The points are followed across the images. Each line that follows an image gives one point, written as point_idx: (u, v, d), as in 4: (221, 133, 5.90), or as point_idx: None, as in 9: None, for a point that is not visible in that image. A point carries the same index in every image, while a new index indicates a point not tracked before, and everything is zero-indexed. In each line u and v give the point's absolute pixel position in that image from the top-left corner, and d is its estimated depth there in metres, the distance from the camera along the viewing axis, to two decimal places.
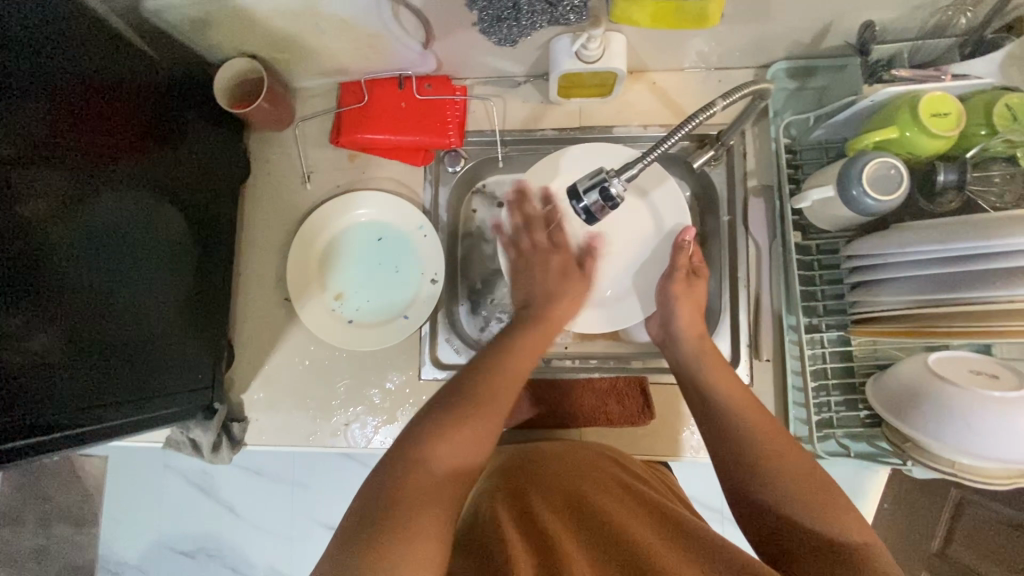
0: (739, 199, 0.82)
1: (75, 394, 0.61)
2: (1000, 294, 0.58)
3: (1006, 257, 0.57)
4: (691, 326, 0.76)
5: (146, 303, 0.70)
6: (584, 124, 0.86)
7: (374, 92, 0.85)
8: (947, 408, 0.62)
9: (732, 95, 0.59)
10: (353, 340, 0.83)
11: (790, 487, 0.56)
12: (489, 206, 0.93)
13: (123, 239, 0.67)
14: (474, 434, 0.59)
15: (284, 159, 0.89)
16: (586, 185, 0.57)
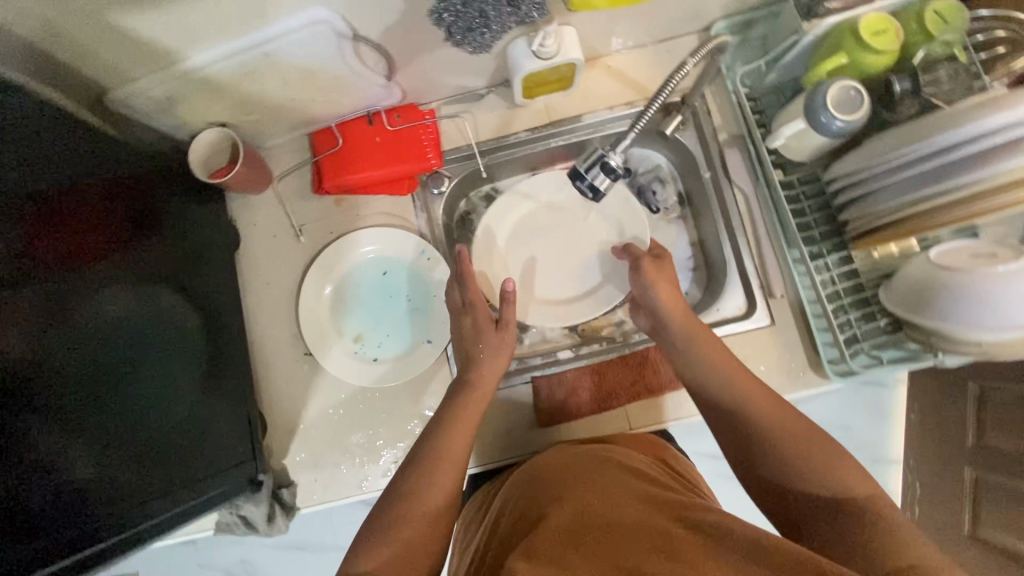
0: (716, 154, 0.86)
1: (108, 502, 0.60)
2: (980, 176, 0.60)
3: (973, 144, 0.60)
4: (669, 298, 0.76)
5: (166, 391, 0.69)
6: (553, 119, 0.89)
7: (348, 134, 0.86)
8: (964, 293, 0.65)
9: (699, 52, 0.66)
10: (384, 378, 0.83)
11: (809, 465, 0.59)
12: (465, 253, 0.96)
13: (130, 331, 0.66)
14: (416, 529, 0.61)
15: (272, 218, 0.89)
16: (585, 165, 0.61)
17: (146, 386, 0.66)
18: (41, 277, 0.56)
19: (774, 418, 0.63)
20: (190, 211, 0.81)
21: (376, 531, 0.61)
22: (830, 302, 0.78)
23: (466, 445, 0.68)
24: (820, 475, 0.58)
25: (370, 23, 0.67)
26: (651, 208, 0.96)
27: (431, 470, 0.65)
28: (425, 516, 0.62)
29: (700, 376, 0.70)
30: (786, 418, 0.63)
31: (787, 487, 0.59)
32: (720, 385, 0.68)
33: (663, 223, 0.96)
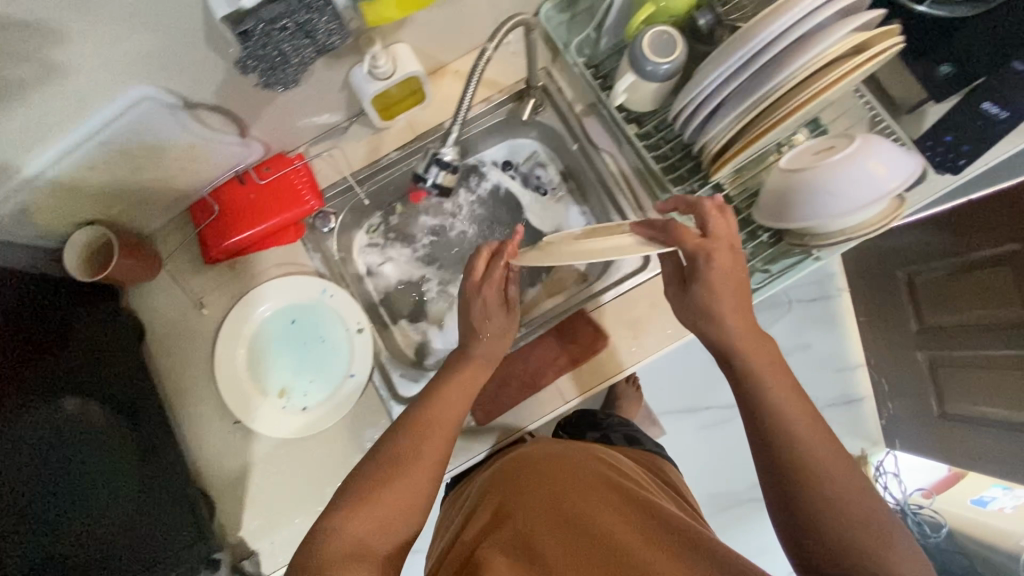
0: (576, 125, 0.90)
1: None
2: (779, 78, 0.66)
3: (767, 50, 0.66)
4: (731, 268, 0.64)
5: (96, 494, 0.71)
6: (418, 134, 0.92)
7: (223, 199, 0.87)
8: (816, 186, 0.69)
9: (496, 33, 0.60)
10: (317, 425, 0.83)
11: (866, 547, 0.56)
12: (375, 279, 0.97)
13: (42, 449, 0.68)
14: (406, 490, 0.64)
15: (170, 298, 0.88)
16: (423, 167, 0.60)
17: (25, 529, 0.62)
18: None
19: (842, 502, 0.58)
20: (89, 308, 0.80)
21: (360, 489, 0.64)
22: None
23: (455, 415, 0.72)
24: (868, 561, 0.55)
25: (198, 89, 0.69)
26: (538, 190, 1.00)
27: (421, 448, 0.68)
28: (405, 491, 0.64)
29: (769, 433, 0.63)
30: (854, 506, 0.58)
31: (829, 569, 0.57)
32: (797, 442, 0.62)
33: (553, 202, 1.00)
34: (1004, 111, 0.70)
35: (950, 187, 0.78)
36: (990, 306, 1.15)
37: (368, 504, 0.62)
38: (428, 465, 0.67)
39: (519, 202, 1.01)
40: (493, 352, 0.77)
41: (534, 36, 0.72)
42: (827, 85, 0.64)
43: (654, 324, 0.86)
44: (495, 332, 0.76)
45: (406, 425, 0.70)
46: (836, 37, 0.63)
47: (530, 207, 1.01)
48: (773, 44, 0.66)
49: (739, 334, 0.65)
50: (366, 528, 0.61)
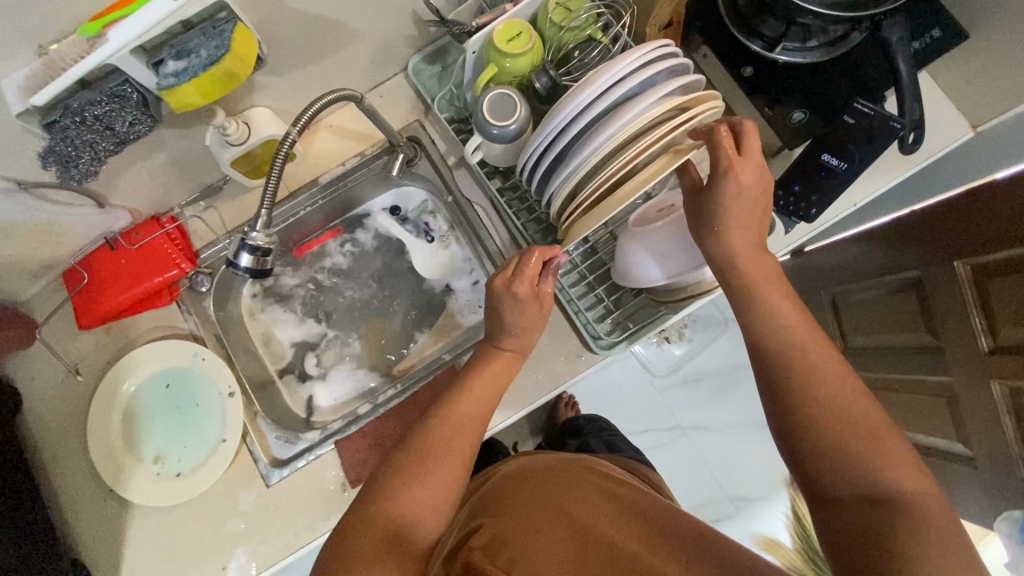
0: (447, 179, 0.91)
1: None
2: (595, 145, 0.67)
3: (581, 119, 0.68)
4: (747, 191, 0.62)
5: None
6: (294, 188, 0.92)
7: (92, 265, 0.86)
8: (637, 258, 0.74)
9: (300, 119, 0.63)
10: (188, 491, 0.82)
11: (857, 450, 0.54)
12: (261, 333, 0.97)
13: None
14: (440, 483, 0.61)
15: (45, 366, 0.88)
16: (232, 252, 0.61)
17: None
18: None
19: (840, 407, 0.56)
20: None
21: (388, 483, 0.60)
22: (575, 287, 0.84)
23: (482, 410, 0.68)
24: (862, 468, 0.53)
25: (34, 176, 0.68)
26: (426, 238, 0.99)
27: (450, 441, 0.64)
28: (444, 482, 0.61)
29: (768, 355, 0.61)
30: (852, 406, 0.56)
31: (831, 486, 0.55)
32: (789, 359, 0.60)
33: (441, 250, 0.99)
34: (843, 162, 0.75)
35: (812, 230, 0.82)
36: (898, 330, 1.15)
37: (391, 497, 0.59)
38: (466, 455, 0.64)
39: (406, 251, 1.00)
40: (526, 335, 0.72)
41: (370, 105, 0.73)
42: (638, 154, 0.65)
43: (526, 377, 0.85)
44: (529, 325, 0.71)
45: (434, 421, 0.66)
46: (644, 107, 0.65)
47: (417, 256, 1.00)
48: (586, 113, 0.67)
49: (743, 247, 0.64)
50: (395, 522, 0.57)
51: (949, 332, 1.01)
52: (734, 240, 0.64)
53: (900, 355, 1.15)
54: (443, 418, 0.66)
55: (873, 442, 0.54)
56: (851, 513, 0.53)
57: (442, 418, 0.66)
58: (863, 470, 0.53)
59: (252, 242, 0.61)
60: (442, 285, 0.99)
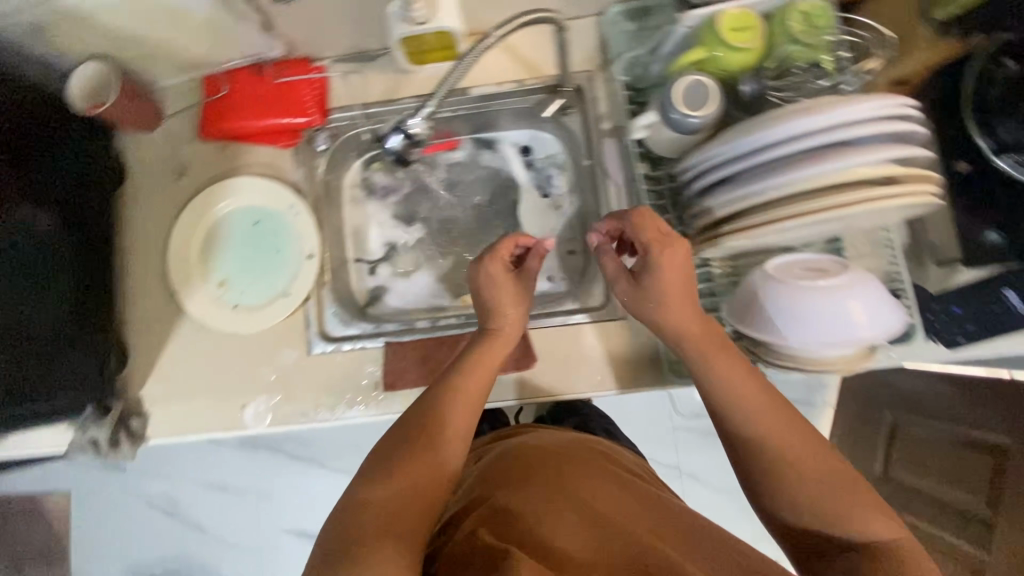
0: (595, 142, 0.85)
1: None
2: (781, 179, 0.61)
3: (779, 145, 0.61)
4: (675, 276, 0.63)
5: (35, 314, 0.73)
6: (442, 87, 0.89)
7: (234, 83, 0.88)
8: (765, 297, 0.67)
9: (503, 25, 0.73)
10: (237, 324, 0.86)
11: (829, 513, 0.55)
12: (353, 210, 0.96)
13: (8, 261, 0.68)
14: (433, 462, 0.63)
15: (159, 156, 0.91)
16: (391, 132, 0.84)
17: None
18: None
19: (806, 470, 0.58)
20: (66, 137, 0.80)
21: (382, 465, 0.62)
22: None
23: (481, 385, 0.70)
24: (834, 518, 0.55)
25: None
26: (541, 190, 0.94)
27: (456, 412, 0.68)
28: (443, 464, 0.63)
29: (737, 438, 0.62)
30: (816, 460, 0.58)
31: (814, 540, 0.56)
32: (750, 429, 0.61)
33: (551, 207, 0.95)
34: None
35: (969, 364, 0.79)
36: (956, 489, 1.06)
37: (397, 473, 0.61)
38: (468, 422, 0.68)
39: (517, 192, 0.96)
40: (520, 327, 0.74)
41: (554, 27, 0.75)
42: (806, 212, 0.60)
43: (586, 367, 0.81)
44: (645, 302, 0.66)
45: (432, 401, 0.69)
46: (857, 161, 0.58)
47: (526, 204, 0.96)
48: (778, 145, 0.61)
49: (691, 328, 0.65)
50: (398, 499, 0.59)
51: (1013, 511, 0.92)
52: (676, 318, 0.64)
53: (942, 510, 1.07)
54: (439, 399, 0.68)
55: (844, 498, 0.56)
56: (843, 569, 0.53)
57: (442, 392, 0.69)
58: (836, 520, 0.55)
59: (406, 130, 0.83)
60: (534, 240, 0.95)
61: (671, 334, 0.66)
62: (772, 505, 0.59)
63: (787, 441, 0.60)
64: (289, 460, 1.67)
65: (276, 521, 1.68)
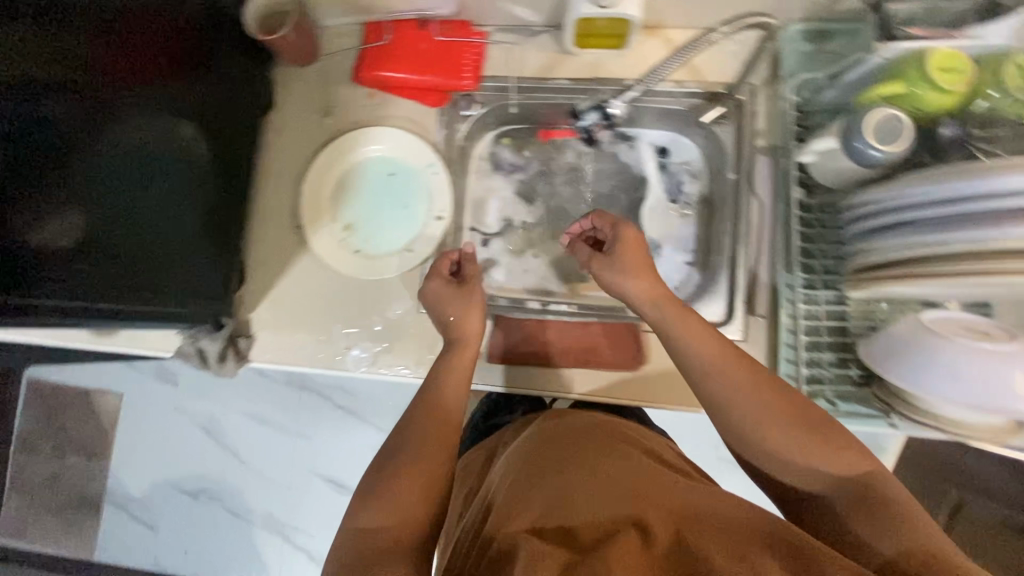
0: (746, 157, 0.83)
1: (94, 284, 0.66)
2: (985, 233, 0.56)
3: (990, 197, 0.56)
4: (638, 261, 0.71)
5: (170, 216, 0.74)
6: (598, 74, 0.88)
7: (398, 34, 0.88)
8: (926, 355, 0.63)
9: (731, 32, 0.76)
10: (358, 269, 0.88)
11: (804, 457, 0.58)
12: (478, 179, 0.96)
13: (146, 156, 0.70)
14: (425, 474, 0.65)
15: (307, 93, 0.92)
16: (587, 108, 0.87)
17: (125, 216, 0.68)
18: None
19: (785, 424, 0.60)
20: (226, 56, 0.82)
21: (376, 488, 0.64)
22: (806, 336, 0.75)
23: (456, 386, 0.75)
24: (815, 461, 0.58)
25: None
26: (672, 195, 0.93)
27: (445, 392, 0.74)
28: (440, 458, 0.67)
29: (723, 424, 0.63)
30: (797, 415, 0.60)
31: (799, 487, 0.60)
32: (726, 406, 0.62)
33: (676, 214, 0.93)
34: None
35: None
36: None
37: (387, 494, 0.63)
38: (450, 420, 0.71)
39: (644, 192, 0.94)
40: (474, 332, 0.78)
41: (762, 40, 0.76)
42: (994, 274, 0.56)
43: None
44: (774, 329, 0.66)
45: (419, 404, 0.73)
46: None
47: (653, 206, 0.94)
48: (985, 198, 0.56)
49: (641, 295, 0.70)
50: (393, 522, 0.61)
51: None
52: (634, 287, 0.71)
53: None
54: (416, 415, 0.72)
55: (821, 441, 0.59)
56: (843, 516, 0.56)
57: (430, 384, 0.75)
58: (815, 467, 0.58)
59: (606, 110, 0.86)
60: (653, 243, 0.93)
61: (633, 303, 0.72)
62: (756, 463, 0.62)
63: (763, 395, 0.61)
64: (330, 410, 1.69)
65: (309, 462, 1.70)
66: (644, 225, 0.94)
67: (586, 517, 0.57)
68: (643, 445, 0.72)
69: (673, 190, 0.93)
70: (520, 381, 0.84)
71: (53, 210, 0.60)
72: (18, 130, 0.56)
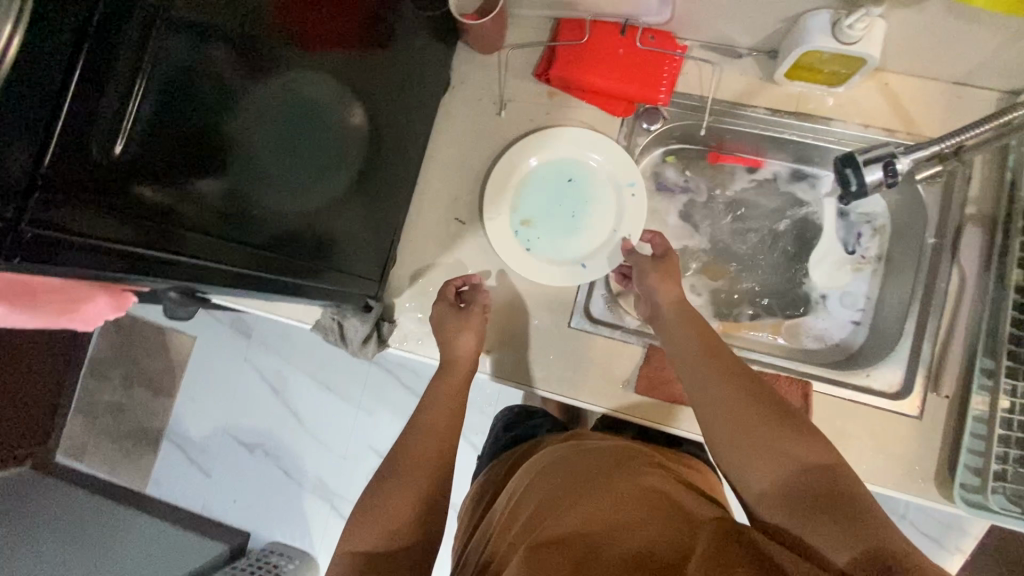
0: (953, 224, 0.78)
1: (233, 256, 0.53)
2: None
3: None
4: (671, 292, 0.76)
5: (317, 192, 0.64)
6: (800, 109, 0.82)
7: (596, 35, 0.83)
8: None
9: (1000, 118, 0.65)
10: (526, 268, 0.84)
11: (783, 455, 0.56)
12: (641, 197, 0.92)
13: (311, 122, 0.59)
14: (418, 484, 0.69)
15: (484, 81, 0.89)
16: (871, 159, 0.70)
17: (279, 184, 0.57)
18: (204, 56, 0.44)
19: (768, 432, 0.57)
20: (414, 30, 0.77)
21: (373, 494, 0.69)
22: (1001, 429, 0.70)
23: (453, 409, 0.78)
24: (796, 472, 0.55)
25: None
26: (846, 247, 0.88)
27: (436, 417, 0.77)
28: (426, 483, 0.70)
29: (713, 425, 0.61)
30: (775, 423, 0.58)
31: (767, 490, 0.56)
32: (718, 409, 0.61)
33: (850, 266, 0.88)
34: None
35: None
36: None
37: (384, 497, 0.67)
38: (445, 435, 0.75)
39: (816, 239, 0.89)
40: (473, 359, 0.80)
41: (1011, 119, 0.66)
42: None
43: (860, 448, 0.76)
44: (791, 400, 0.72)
45: (405, 436, 0.76)
46: None
47: (821, 255, 0.89)
48: None
49: (670, 296, 0.75)
50: (388, 526, 0.65)
51: None
52: (665, 286, 0.76)
53: None
54: (418, 427, 0.76)
55: (791, 447, 0.56)
56: (826, 537, 0.50)
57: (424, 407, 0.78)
58: (780, 456, 0.56)
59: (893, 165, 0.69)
60: (817, 293, 0.88)
61: (655, 305, 0.76)
62: (733, 466, 0.59)
63: (753, 401, 0.60)
64: (399, 389, 1.44)
65: (366, 436, 1.44)
66: (809, 273, 0.89)
67: (576, 519, 0.54)
68: (672, 468, 0.68)
69: (846, 241, 0.88)
70: (668, 417, 0.80)
71: (215, 168, 0.48)
72: (191, 67, 0.43)
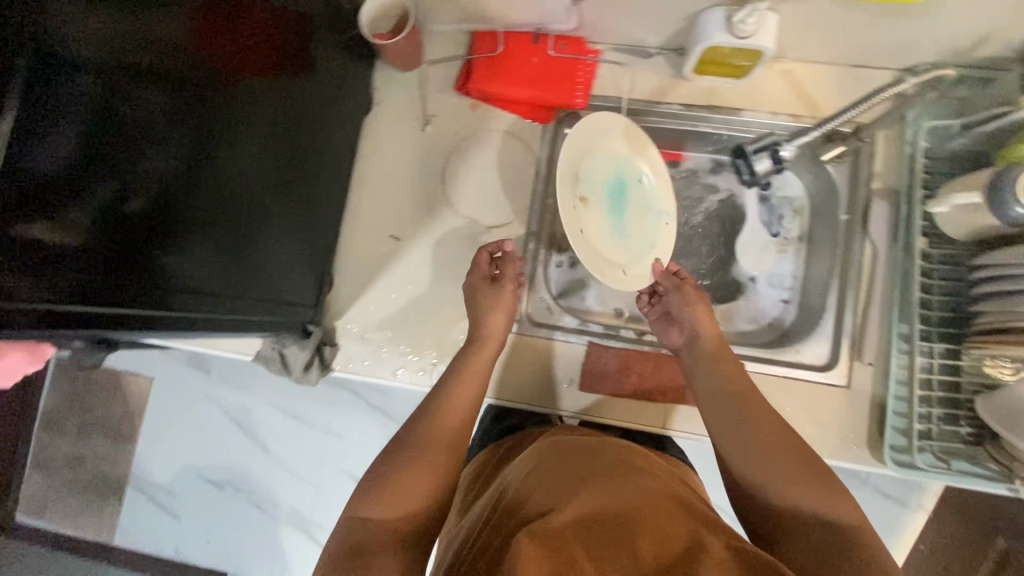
0: (862, 200, 0.82)
1: (148, 296, 0.52)
2: None
3: None
4: (711, 326, 0.76)
5: (240, 225, 0.64)
6: (711, 103, 0.86)
7: (509, 46, 0.85)
8: None
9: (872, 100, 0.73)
10: (584, 252, 0.78)
11: (805, 498, 0.59)
12: None
13: (227, 159, 0.60)
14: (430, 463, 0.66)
15: (406, 98, 0.90)
16: (757, 148, 0.83)
17: (197, 221, 0.57)
18: (98, 102, 0.45)
19: (798, 472, 0.60)
20: (329, 54, 0.78)
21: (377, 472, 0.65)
22: (920, 389, 0.73)
23: (473, 388, 0.75)
24: (812, 511, 0.58)
25: None
26: (770, 229, 0.91)
27: (460, 393, 0.74)
28: (439, 473, 0.66)
29: (745, 446, 0.64)
30: (803, 468, 0.61)
31: (782, 522, 0.59)
32: (753, 437, 0.64)
33: (775, 248, 0.91)
34: None
35: None
36: None
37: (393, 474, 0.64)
38: (465, 413, 0.73)
39: (742, 224, 0.92)
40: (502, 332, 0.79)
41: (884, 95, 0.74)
42: None
43: (796, 422, 0.78)
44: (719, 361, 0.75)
45: (422, 410, 0.72)
46: None
47: (749, 239, 0.92)
48: None
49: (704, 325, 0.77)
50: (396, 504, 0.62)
51: None
52: (699, 313, 0.77)
53: None
54: (437, 400, 0.73)
55: (812, 489, 0.59)
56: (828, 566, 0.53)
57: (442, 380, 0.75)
58: (799, 504, 0.59)
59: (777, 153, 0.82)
60: (747, 276, 0.91)
61: (689, 329, 0.77)
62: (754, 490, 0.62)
63: (785, 439, 0.63)
64: (364, 410, 1.43)
65: (335, 461, 1.42)
66: (739, 257, 0.92)
67: (581, 506, 0.54)
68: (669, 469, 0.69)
69: (770, 224, 0.92)
70: (614, 411, 0.82)
71: (121, 213, 0.48)
72: (82, 118, 0.44)
